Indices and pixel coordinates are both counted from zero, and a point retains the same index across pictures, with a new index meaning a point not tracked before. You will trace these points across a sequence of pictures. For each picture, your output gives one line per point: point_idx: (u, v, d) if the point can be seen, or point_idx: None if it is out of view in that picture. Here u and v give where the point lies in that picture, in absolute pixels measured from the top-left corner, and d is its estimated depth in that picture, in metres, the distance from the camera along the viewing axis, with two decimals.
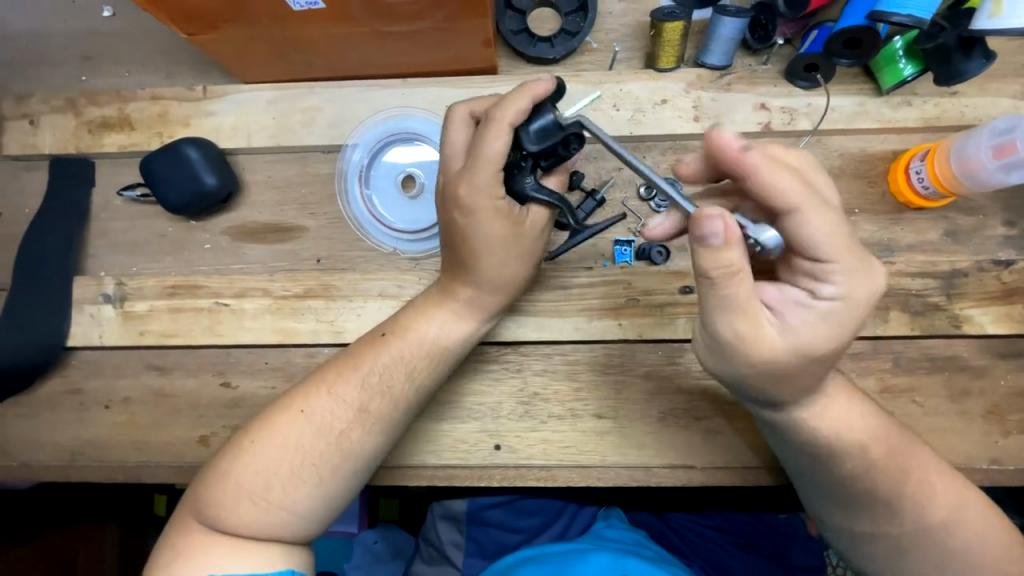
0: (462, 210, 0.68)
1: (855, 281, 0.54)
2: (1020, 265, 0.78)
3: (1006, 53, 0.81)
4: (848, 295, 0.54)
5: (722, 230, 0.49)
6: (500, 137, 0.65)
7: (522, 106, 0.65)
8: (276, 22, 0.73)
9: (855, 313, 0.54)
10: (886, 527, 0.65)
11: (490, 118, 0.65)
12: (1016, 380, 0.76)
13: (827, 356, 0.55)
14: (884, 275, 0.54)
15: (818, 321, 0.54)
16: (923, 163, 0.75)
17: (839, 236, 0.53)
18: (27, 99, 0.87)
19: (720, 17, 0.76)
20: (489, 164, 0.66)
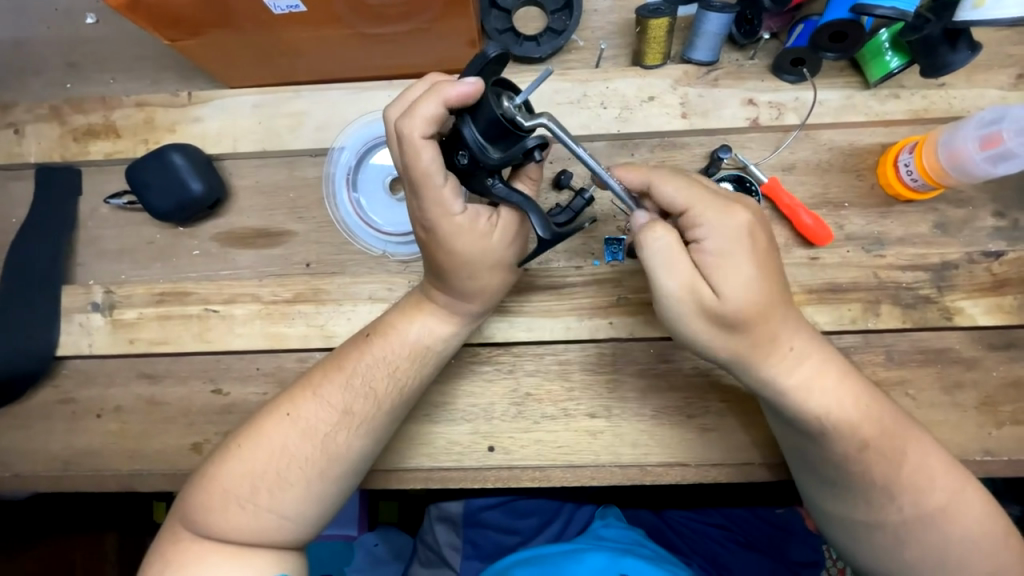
0: (426, 228, 0.66)
1: (718, 213, 0.60)
2: (1011, 256, 0.78)
3: (994, 43, 0.81)
4: (716, 232, 0.59)
5: None
6: (423, 151, 0.62)
7: (437, 112, 0.60)
8: (258, 26, 0.72)
9: (740, 246, 0.59)
10: (883, 517, 0.65)
11: (404, 136, 0.62)
12: (1008, 371, 0.76)
13: (746, 297, 0.59)
14: (743, 210, 0.60)
15: (715, 263, 0.59)
16: (912, 155, 0.75)
17: (688, 188, 0.61)
18: (11, 108, 0.86)
19: (705, 13, 0.76)
20: (427, 181, 0.63)
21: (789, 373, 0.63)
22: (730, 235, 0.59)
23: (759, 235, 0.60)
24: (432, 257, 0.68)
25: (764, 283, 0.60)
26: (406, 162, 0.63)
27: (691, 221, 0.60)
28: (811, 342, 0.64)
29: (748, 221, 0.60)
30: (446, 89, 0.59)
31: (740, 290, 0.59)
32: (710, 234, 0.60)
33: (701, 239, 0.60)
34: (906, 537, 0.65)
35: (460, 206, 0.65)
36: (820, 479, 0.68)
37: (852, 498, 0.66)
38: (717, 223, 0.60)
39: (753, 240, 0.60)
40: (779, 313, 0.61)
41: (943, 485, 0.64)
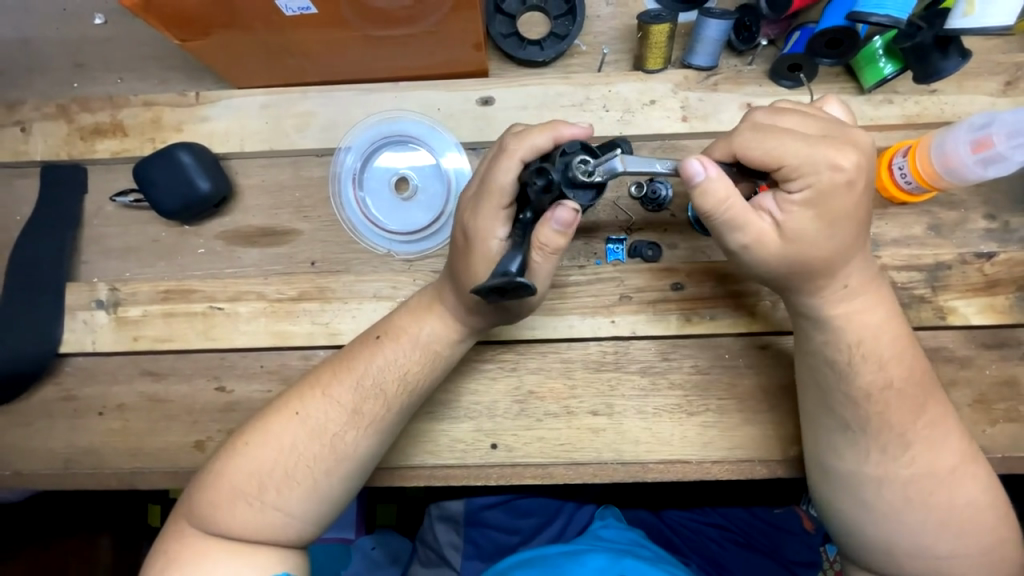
0: (467, 236, 0.68)
1: (822, 160, 0.58)
2: (1002, 257, 0.80)
3: (983, 51, 0.83)
4: (813, 184, 0.58)
5: (700, 168, 0.57)
6: (509, 170, 0.64)
7: (543, 146, 0.64)
8: (268, 27, 0.73)
9: (835, 197, 0.59)
10: (893, 468, 0.66)
11: (505, 149, 0.65)
12: (1000, 369, 0.78)
13: (821, 249, 0.61)
14: (848, 155, 0.58)
15: (800, 213, 0.59)
16: (906, 159, 0.78)
17: (791, 137, 0.59)
18: (18, 107, 0.87)
19: (705, 19, 0.78)
20: (495, 195, 0.65)
21: (837, 310, 0.65)
22: (829, 186, 0.58)
23: (859, 181, 0.59)
24: (456, 261, 0.70)
25: (848, 224, 0.61)
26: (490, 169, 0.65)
27: (788, 171, 0.59)
28: (865, 280, 0.65)
29: (851, 171, 0.58)
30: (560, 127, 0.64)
31: (817, 232, 0.60)
32: (807, 186, 0.58)
33: (794, 192, 0.59)
34: (914, 494, 0.65)
35: (505, 234, 0.66)
36: (837, 422, 0.67)
37: (865, 445, 0.66)
38: (817, 173, 0.58)
39: (850, 188, 0.59)
40: (848, 254, 0.62)
41: (954, 448, 0.66)
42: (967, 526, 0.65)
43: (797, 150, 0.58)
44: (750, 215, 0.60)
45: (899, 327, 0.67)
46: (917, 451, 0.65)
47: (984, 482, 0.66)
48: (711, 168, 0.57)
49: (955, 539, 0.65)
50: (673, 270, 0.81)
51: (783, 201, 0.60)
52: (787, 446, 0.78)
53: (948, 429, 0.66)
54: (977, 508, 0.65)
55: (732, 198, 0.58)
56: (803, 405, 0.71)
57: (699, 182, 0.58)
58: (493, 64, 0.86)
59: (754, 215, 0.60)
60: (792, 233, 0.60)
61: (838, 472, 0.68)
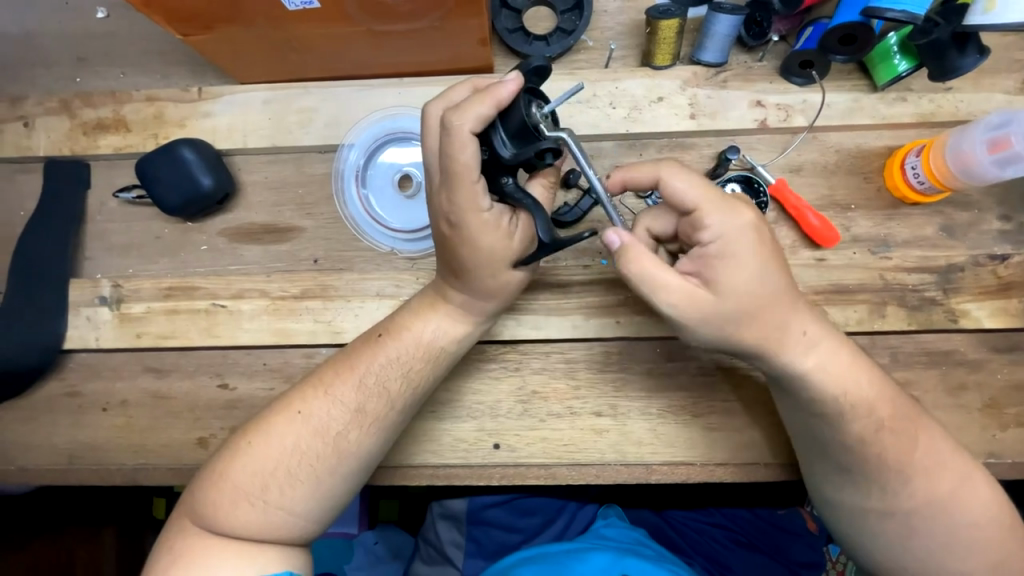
0: (451, 223, 0.66)
1: (723, 205, 0.58)
2: (1016, 259, 0.78)
3: (1001, 48, 0.81)
4: (722, 235, 0.58)
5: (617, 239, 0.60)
6: (466, 146, 0.61)
7: (488, 113, 0.60)
8: (270, 22, 0.72)
9: (745, 243, 0.58)
10: (894, 503, 0.65)
11: (449, 128, 0.61)
12: (1012, 373, 0.77)
13: (757, 300, 0.59)
14: (750, 212, 0.58)
15: (718, 266, 0.58)
16: (918, 159, 0.76)
17: (701, 190, 0.58)
18: (21, 101, 0.86)
19: (715, 14, 0.77)
20: (463, 174, 0.63)
21: (808, 366, 0.63)
22: (733, 232, 0.57)
23: (765, 234, 0.58)
24: (457, 256, 0.68)
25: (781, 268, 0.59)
26: (446, 154, 0.62)
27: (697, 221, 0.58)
28: (823, 328, 0.63)
29: (754, 223, 0.58)
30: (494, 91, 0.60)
31: (749, 283, 0.58)
32: (716, 235, 0.58)
33: (705, 243, 0.58)
34: (918, 524, 0.65)
35: (488, 203, 0.65)
36: (833, 466, 0.67)
37: (865, 485, 0.66)
38: (722, 219, 0.58)
39: (759, 238, 0.58)
40: (787, 305, 0.61)
41: (953, 468, 0.65)
42: (976, 532, 0.64)
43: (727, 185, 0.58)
44: (667, 270, 0.59)
45: (864, 365, 0.65)
46: (917, 483, 0.64)
47: (990, 495, 0.65)
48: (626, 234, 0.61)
49: (971, 556, 0.64)
50: None
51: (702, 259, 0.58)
52: (792, 449, 0.77)
53: (943, 452, 0.65)
54: (986, 515, 0.64)
55: (648, 253, 0.59)
56: (795, 437, 0.70)
57: (620, 247, 0.60)
58: (498, 60, 0.85)
59: (672, 274, 0.59)
60: (718, 289, 0.58)
61: (845, 477, 0.67)
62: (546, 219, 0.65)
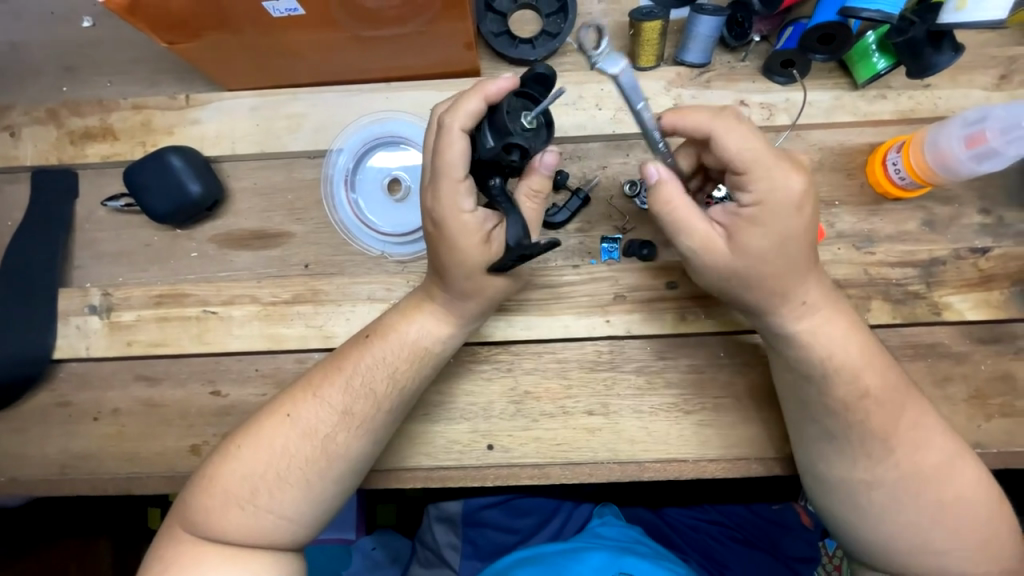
0: (434, 221, 0.68)
1: (776, 177, 0.59)
2: (997, 252, 0.80)
3: (977, 45, 0.83)
4: (762, 200, 0.60)
5: (654, 173, 0.63)
6: (454, 143, 0.64)
7: (477, 110, 0.63)
8: (256, 29, 0.73)
9: (783, 212, 0.60)
10: (879, 472, 0.66)
11: (442, 125, 0.64)
12: (996, 364, 0.78)
13: (775, 263, 0.62)
14: (798, 177, 0.59)
15: (748, 227, 0.61)
16: (899, 155, 0.77)
17: (751, 154, 0.59)
18: (8, 111, 0.86)
19: (697, 16, 0.78)
20: (448, 171, 0.65)
21: (801, 327, 0.65)
22: (779, 201, 0.59)
23: (808, 202, 0.60)
24: (438, 256, 0.69)
25: (802, 241, 0.61)
26: (436, 149, 0.65)
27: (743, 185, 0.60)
28: (824, 295, 0.65)
29: (801, 189, 0.59)
30: (484, 88, 0.63)
31: (766, 248, 0.61)
32: (756, 200, 0.60)
33: (745, 203, 0.61)
34: (902, 496, 0.66)
35: (471, 205, 0.66)
36: (820, 430, 0.68)
37: (851, 452, 0.67)
38: (769, 190, 0.59)
39: (800, 207, 0.60)
40: (804, 267, 0.63)
41: (940, 444, 0.66)
42: (963, 520, 0.65)
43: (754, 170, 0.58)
44: (696, 219, 0.63)
45: (868, 337, 0.67)
46: (903, 453, 0.65)
47: (975, 474, 0.66)
48: (667, 173, 0.63)
49: (954, 534, 0.65)
50: (668, 269, 0.81)
51: (733, 217, 0.62)
52: (782, 443, 0.78)
53: (932, 427, 0.66)
54: (973, 502, 0.65)
55: (678, 203, 0.62)
56: (791, 417, 0.71)
57: (656, 180, 0.63)
58: (484, 63, 0.85)
59: (701, 219, 0.63)
60: (740, 245, 0.61)
61: (833, 468, 0.68)
62: (521, 221, 0.68)
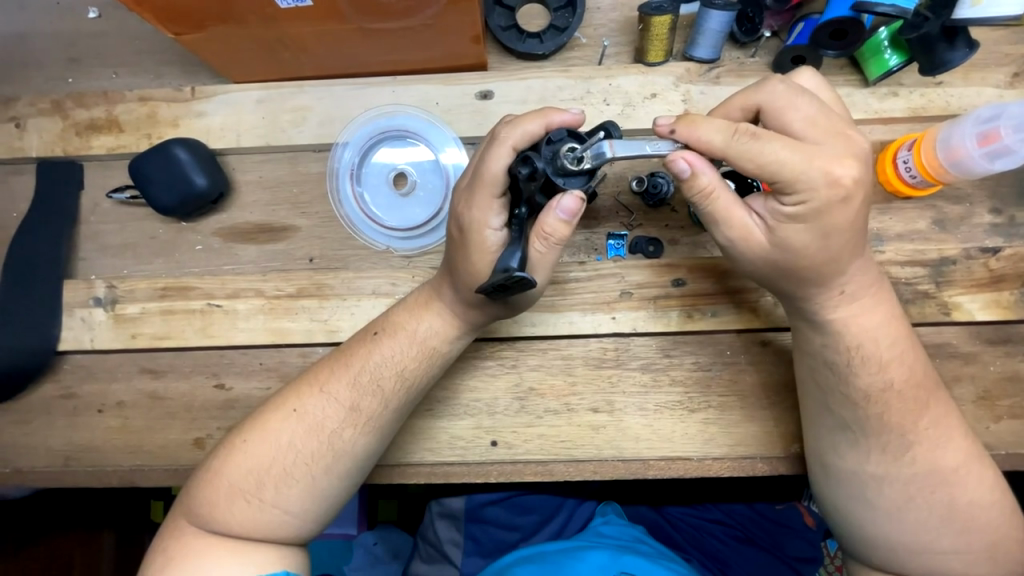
0: (461, 226, 0.67)
1: (818, 175, 0.56)
2: (1008, 252, 0.79)
3: (991, 42, 0.82)
4: (807, 199, 0.57)
5: (687, 167, 0.58)
6: (501, 158, 0.63)
7: (535, 131, 0.63)
8: (263, 21, 0.72)
9: (840, 205, 0.57)
10: (894, 467, 0.66)
11: (498, 137, 0.64)
12: (1005, 365, 0.77)
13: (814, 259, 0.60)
14: (850, 170, 0.56)
15: (790, 223, 0.59)
16: (910, 153, 0.76)
17: (797, 151, 0.56)
18: (13, 102, 0.86)
19: (707, 11, 0.77)
20: (486, 185, 0.64)
21: (835, 314, 0.65)
22: (825, 200, 0.57)
23: (855, 196, 0.57)
24: (453, 253, 0.68)
25: (852, 229, 0.59)
26: (483, 159, 0.64)
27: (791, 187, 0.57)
28: (865, 280, 0.64)
29: (852, 181, 0.56)
30: (549, 116, 0.64)
31: (811, 241, 0.59)
32: (800, 200, 0.57)
33: (788, 203, 0.58)
34: (915, 492, 0.65)
35: (498, 223, 0.65)
36: (836, 421, 0.67)
37: (866, 444, 0.66)
38: (812, 189, 0.56)
39: (846, 202, 0.57)
40: (845, 260, 0.61)
41: (953, 447, 0.65)
42: (971, 525, 0.65)
43: (791, 167, 0.56)
44: (735, 209, 0.61)
45: (901, 324, 0.66)
46: (922, 447, 0.65)
47: (990, 481, 0.66)
48: (698, 170, 0.59)
49: (965, 533, 0.65)
50: (674, 266, 0.81)
51: (773, 209, 0.59)
52: (789, 442, 0.78)
53: (950, 428, 0.66)
54: (982, 503, 0.65)
55: (718, 193, 0.60)
56: (804, 410, 0.71)
57: (683, 179, 0.59)
58: (491, 57, 0.85)
59: (738, 208, 0.61)
60: (785, 241, 0.60)
61: (840, 467, 0.68)
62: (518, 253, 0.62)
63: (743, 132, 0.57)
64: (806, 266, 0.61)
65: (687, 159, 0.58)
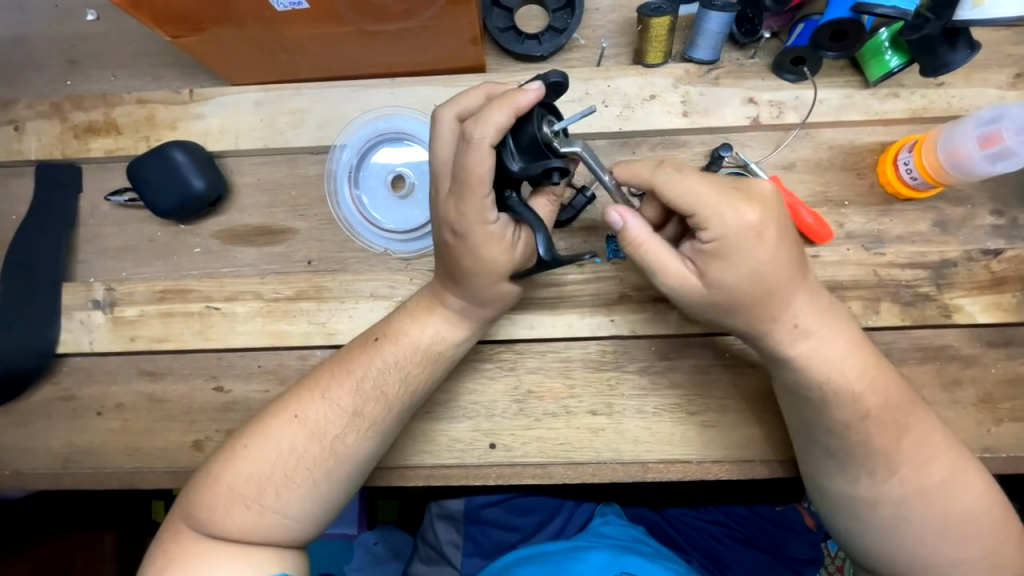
0: (455, 231, 0.66)
1: (727, 210, 0.58)
2: (1010, 254, 0.78)
3: (993, 43, 0.81)
4: (723, 235, 0.58)
5: (616, 218, 0.61)
6: (485, 159, 0.61)
7: (504, 122, 0.61)
8: (260, 23, 0.72)
9: (753, 234, 0.58)
10: (894, 478, 0.65)
11: (469, 139, 0.61)
12: (1007, 368, 0.77)
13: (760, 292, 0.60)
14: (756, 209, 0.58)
15: (717, 262, 0.60)
16: (911, 154, 0.76)
17: (708, 189, 0.58)
18: (12, 105, 0.86)
19: (706, 11, 0.76)
20: (476, 187, 0.62)
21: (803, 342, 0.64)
22: (733, 232, 0.58)
23: (768, 232, 0.58)
24: (454, 260, 0.68)
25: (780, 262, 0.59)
26: (462, 163, 0.62)
27: (700, 221, 0.58)
28: (817, 313, 0.63)
29: (758, 219, 0.58)
30: (511, 101, 0.61)
31: (740, 278, 0.60)
32: (718, 237, 0.58)
33: (705, 239, 0.59)
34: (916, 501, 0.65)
35: (495, 215, 0.65)
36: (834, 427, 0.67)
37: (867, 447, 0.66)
38: (725, 224, 0.58)
39: (760, 238, 0.58)
40: (787, 296, 0.61)
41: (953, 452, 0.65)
42: (971, 528, 0.64)
43: (703, 201, 0.58)
44: (667, 258, 0.62)
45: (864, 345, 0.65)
46: (922, 450, 0.65)
47: (983, 489, 0.65)
48: (631, 219, 0.61)
49: (964, 541, 0.64)
50: None
51: (700, 254, 0.60)
52: (789, 445, 0.78)
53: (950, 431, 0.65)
54: (981, 509, 0.65)
55: (648, 243, 0.62)
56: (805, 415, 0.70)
57: (620, 230, 0.62)
58: (490, 59, 0.84)
59: (671, 259, 0.62)
60: (714, 276, 0.60)
61: (839, 472, 0.68)
62: (546, 236, 0.66)
63: (665, 168, 0.61)
64: (743, 301, 0.61)
65: (614, 211, 0.61)
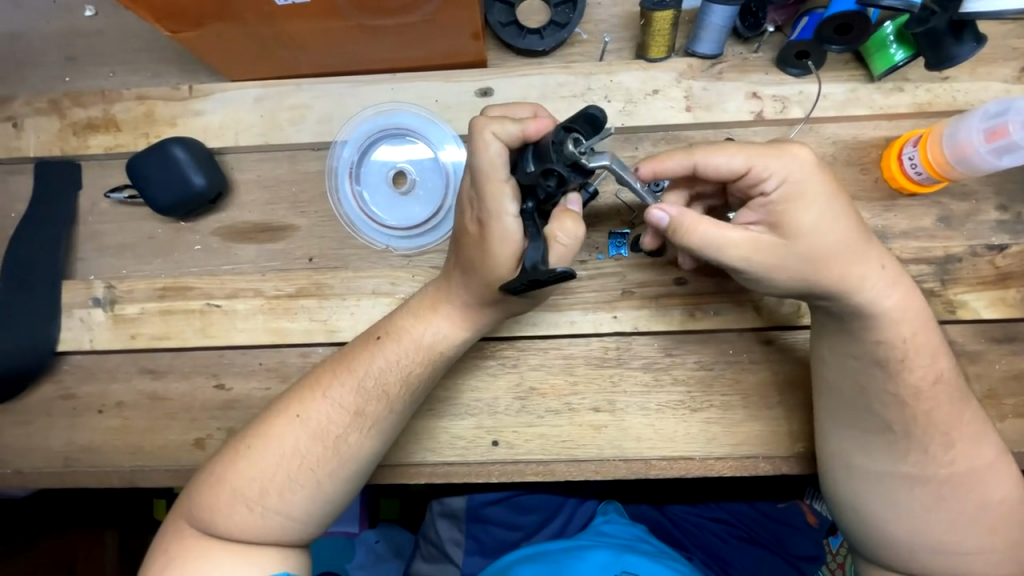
0: (478, 220, 0.65)
1: (777, 157, 0.57)
2: (1014, 249, 0.78)
3: (998, 36, 0.80)
4: (785, 179, 0.57)
5: (664, 216, 0.59)
6: (489, 146, 0.62)
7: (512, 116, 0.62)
8: (261, 19, 0.71)
9: (812, 184, 0.57)
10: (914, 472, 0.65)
11: (474, 132, 0.62)
12: (1012, 364, 0.77)
13: (848, 237, 0.59)
14: (805, 150, 0.58)
15: (795, 208, 0.57)
16: (915, 149, 0.75)
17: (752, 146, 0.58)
18: (11, 101, 0.86)
19: (710, 5, 0.76)
20: (489, 174, 0.62)
21: None
22: (801, 175, 0.57)
23: (822, 172, 0.58)
24: (466, 250, 0.67)
25: (843, 209, 0.58)
26: (471, 156, 0.63)
27: (760, 175, 0.57)
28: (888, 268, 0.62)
29: (809, 159, 0.57)
30: (526, 123, 0.63)
31: (828, 213, 0.58)
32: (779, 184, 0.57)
33: (769, 193, 0.58)
34: (931, 499, 0.65)
35: (514, 208, 0.63)
36: None
37: None
38: (779, 169, 0.57)
39: (818, 177, 0.57)
40: (862, 241, 0.60)
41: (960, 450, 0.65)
42: (976, 524, 0.65)
43: (751, 155, 0.58)
44: (724, 231, 0.58)
45: (916, 305, 0.63)
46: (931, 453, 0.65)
47: (1008, 484, 0.66)
48: (674, 210, 0.59)
49: (978, 536, 0.65)
50: (677, 265, 0.80)
51: (764, 208, 0.59)
52: (793, 441, 0.77)
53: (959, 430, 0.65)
54: (986, 507, 0.65)
55: (701, 224, 0.58)
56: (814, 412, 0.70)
57: (669, 224, 0.59)
58: (491, 54, 0.84)
59: (732, 234, 0.58)
60: (788, 229, 0.58)
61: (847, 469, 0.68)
62: (541, 249, 0.62)
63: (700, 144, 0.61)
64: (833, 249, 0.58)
65: (655, 212, 0.59)
